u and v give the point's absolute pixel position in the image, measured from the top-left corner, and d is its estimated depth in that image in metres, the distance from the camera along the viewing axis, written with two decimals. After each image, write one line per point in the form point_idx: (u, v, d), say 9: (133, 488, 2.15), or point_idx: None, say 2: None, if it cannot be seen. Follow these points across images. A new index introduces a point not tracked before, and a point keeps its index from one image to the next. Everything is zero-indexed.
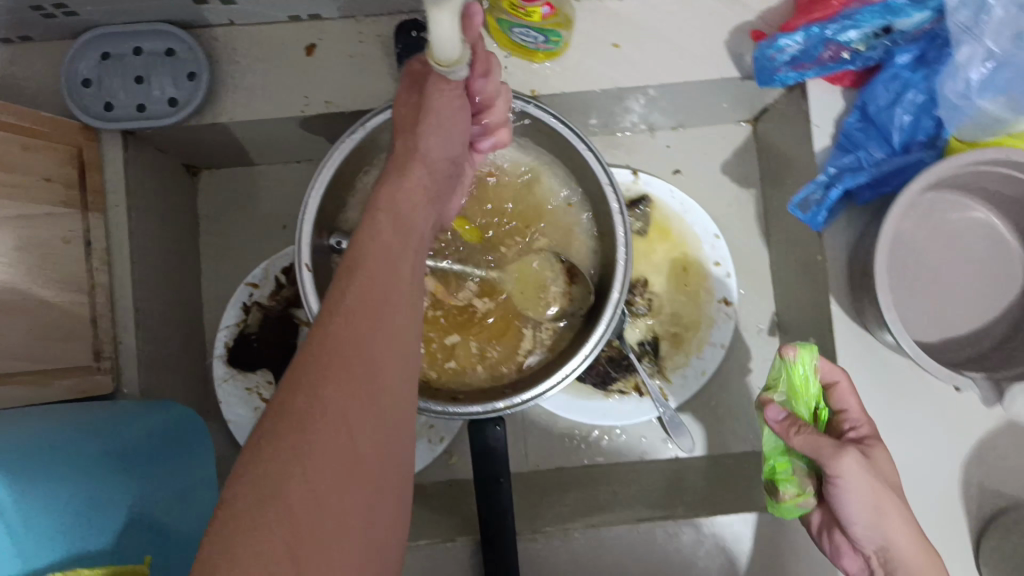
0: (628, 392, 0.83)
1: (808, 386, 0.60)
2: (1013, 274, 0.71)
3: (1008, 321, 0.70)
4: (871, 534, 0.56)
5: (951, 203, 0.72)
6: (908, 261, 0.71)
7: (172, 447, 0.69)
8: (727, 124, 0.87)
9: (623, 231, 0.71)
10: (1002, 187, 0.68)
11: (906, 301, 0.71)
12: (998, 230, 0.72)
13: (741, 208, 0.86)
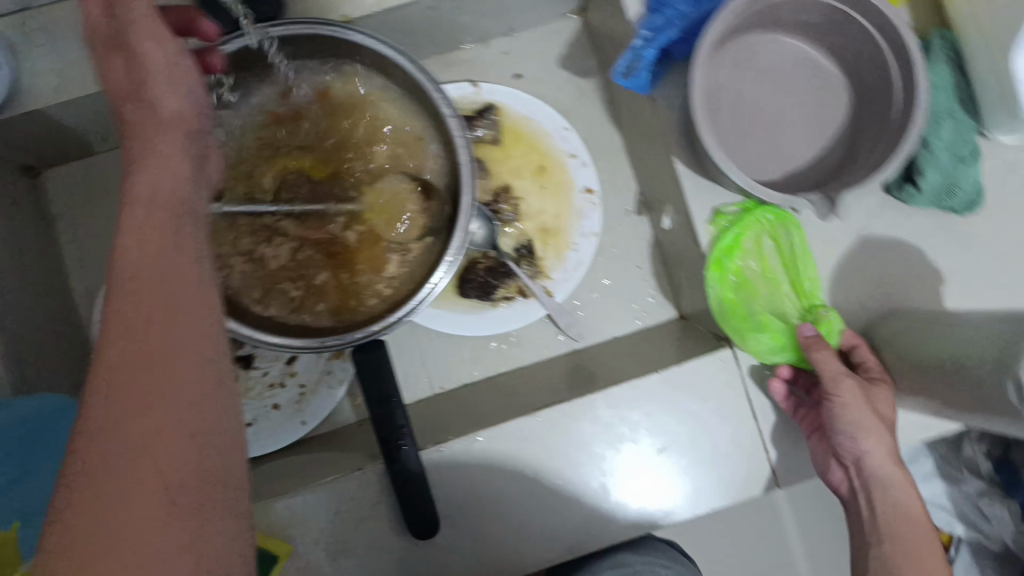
0: (512, 298, 0.84)
1: (783, 242, 0.74)
2: (833, 97, 0.74)
3: (840, 143, 0.73)
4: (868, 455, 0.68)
5: (762, 42, 0.75)
6: (733, 106, 0.74)
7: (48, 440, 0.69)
8: (556, 20, 0.87)
9: (461, 135, 0.71)
10: (806, 14, 0.71)
11: (740, 144, 0.74)
12: (814, 60, 0.75)
13: (586, 100, 0.88)
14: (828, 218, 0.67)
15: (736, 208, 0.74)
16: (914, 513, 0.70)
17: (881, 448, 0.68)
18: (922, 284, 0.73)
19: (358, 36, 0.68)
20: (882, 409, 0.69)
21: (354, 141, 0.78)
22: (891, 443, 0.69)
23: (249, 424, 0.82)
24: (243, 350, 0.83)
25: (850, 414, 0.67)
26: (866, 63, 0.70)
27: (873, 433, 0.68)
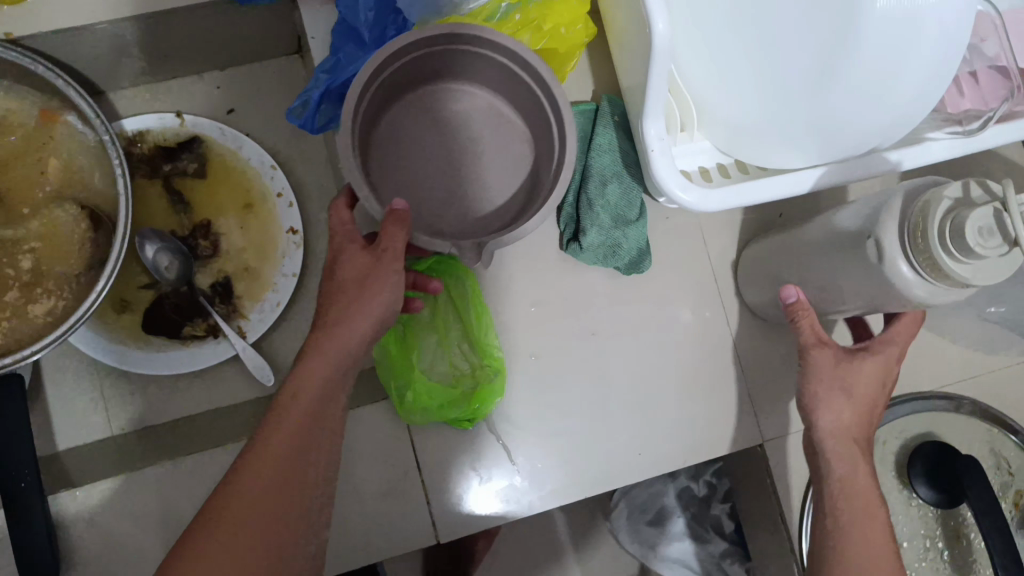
0: (201, 337, 0.80)
1: (453, 300, 0.73)
2: (521, 150, 0.75)
3: (521, 193, 0.74)
4: (829, 428, 0.63)
5: (451, 93, 0.75)
6: (418, 151, 0.74)
7: None
8: (273, 61, 0.88)
9: (125, 187, 0.68)
10: (484, 68, 0.71)
11: (419, 190, 0.73)
12: (501, 113, 0.75)
13: (304, 141, 0.87)
14: (479, 262, 0.65)
15: (411, 260, 0.73)
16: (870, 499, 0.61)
17: (846, 462, 0.63)
18: (585, 336, 0.75)
19: (16, 55, 0.65)
20: (829, 411, 0.63)
21: (28, 176, 0.74)
22: (842, 425, 0.63)
23: None
24: None
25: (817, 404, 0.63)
26: (537, 115, 0.72)
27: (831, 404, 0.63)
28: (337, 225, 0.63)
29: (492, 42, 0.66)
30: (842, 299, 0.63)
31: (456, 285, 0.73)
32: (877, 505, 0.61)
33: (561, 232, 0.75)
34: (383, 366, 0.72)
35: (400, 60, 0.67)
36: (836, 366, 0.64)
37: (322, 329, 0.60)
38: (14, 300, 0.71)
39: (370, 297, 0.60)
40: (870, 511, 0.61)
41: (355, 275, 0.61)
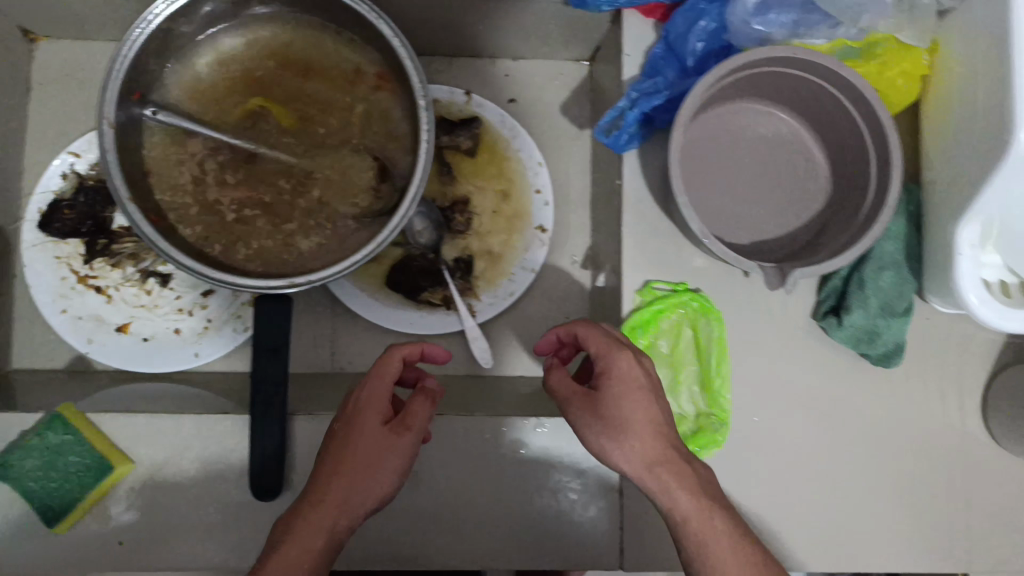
0: (436, 305, 0.84)
1: (704, 337, 0.73)
2: (805, 200, 0.74)
3: (808, 227, 0.74)
4: (632, 462, 0.57)
5: (756, 116, 0.76)
6: (714, 164, 0.75)
7: None
8: (564, 62, 0.89)
9: (428, 139, 0.72)
10: (807, 95, 0.71)
11: (711, 203, 0.74)
12: (801, 142, 0.76)
13: (569, 143, 0.88)
14: (777, 289, 0.66)
15: (666, 287, 0.73)
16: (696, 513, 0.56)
17: (679, 500, 0.56)
18: (819, 412, 0.73)
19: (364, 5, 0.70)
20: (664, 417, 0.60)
21: (334, 117, 0.79)
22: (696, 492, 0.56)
23: (145, 338, 0.82)
24: (164, 267, 0.83)
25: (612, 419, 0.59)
26: (846, 158, 0.72)
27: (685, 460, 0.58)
28: (367, 389, 0.61)
29: (829, 70, 0.66)
30: (616, 407, 0.58)
31: (710, 323, 0.73)
32: (712, 518, 0.55)
33: (818, 302, 0.74)
34: None
35: (735, 74, 0.68)
36: (617, 394, 0.59)
37: (327, 473, 0.57)
38: (294, 226, 0.76)
39: (380, 462, 0.58)
40: (686, 505, 0.56)
41: (368, 449, 0.58)
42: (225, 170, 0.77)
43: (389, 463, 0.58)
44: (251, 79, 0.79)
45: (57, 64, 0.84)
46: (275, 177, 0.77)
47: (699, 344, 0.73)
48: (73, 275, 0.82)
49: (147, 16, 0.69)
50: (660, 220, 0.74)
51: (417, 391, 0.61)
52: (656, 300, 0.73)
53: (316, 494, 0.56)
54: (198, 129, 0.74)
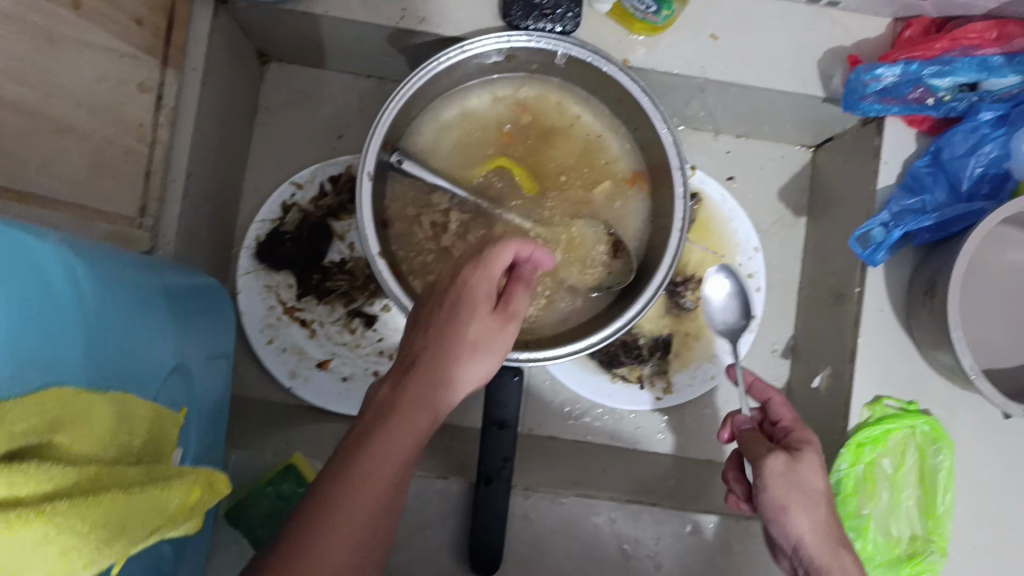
0: (630, 381, 0.83)
1: (929, 461, 0.72)
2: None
3: None
4: (778, 508, 0.58)
5: (1011, 243, 0.75)
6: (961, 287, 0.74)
7: (204, 309, 0.62)
8: (787, 145, 0.88)
9: (682, 216, 0.69)
10: None
11: None
12: None
13: (784, 229, 0.88)
14: None
15: (897, 405, 0.73)
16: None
17: (806, 520, 0.57)
18: None
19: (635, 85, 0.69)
20: (812, 476, 0.59)
21: (577, 190, 0.77)
22: (824, 517, 0.58)
23: (344, 377, 0.81)
24: (372, 309, 0.82)
25: (772, 495, 0.58)
26: None
27: (812, 497, 0.58)
28: (426, 340, 0.53)
29: None
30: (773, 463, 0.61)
31: (937, 448, 0.72)
32: (843, 552, 0.56)
33: None
34: (832, 492, 0.73)
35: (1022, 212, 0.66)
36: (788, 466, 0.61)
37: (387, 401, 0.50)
38: None
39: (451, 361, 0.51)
40: (823, 550, 0.56)
41: (479, 333, 0.52)
42: (460, 225, 0.75)
43: (395, 439, 0.48)
44: (505, 136, 0.77)
45: (288, 88, 0.85)
46: None
47: (923, 467, 0.72)
48: (280, 304, 0.81)
49: (417, 72, 0.68)
50: (898, 335, 0.73)
51: (513, 280, 0.55)
52: (883, 420, 0.72)
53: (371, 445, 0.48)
54: (445, 186, 0.73)
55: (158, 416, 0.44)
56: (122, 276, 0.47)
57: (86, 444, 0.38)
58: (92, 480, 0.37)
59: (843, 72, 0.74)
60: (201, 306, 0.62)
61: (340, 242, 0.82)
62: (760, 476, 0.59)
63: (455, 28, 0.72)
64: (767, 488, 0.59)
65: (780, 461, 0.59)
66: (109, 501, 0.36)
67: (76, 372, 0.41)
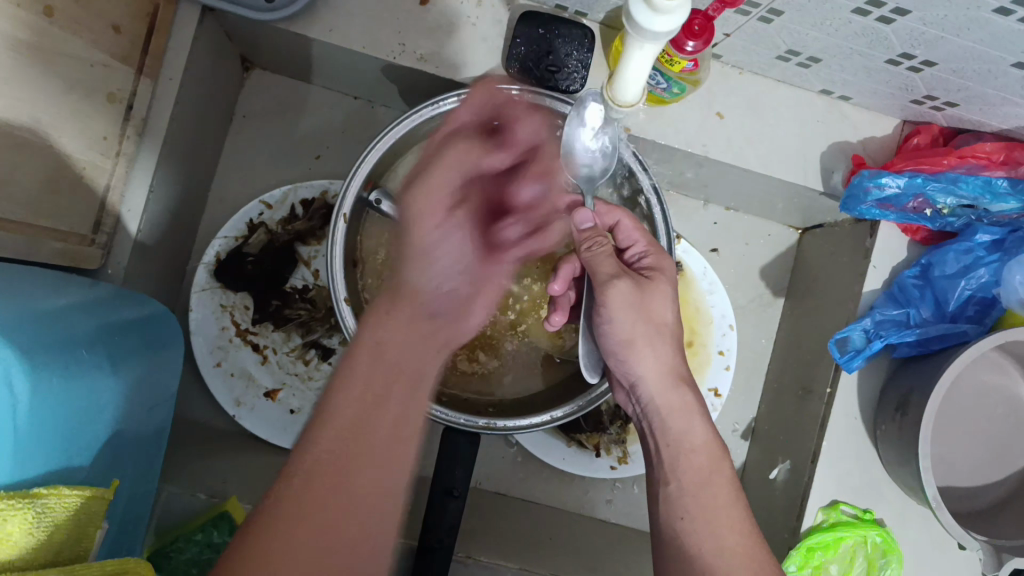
0: (586, 447, 0.81)
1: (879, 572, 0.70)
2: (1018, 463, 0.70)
3: None
4: (614, 339, 0.57)
5: None
6: None
7: (149, 341, 0.57)
8: (774, 224, 0.87)
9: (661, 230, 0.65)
10: None
11: None
12: None
13: (759, 309, 0.87)
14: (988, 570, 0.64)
15: (852, 511, 0.71)
16: (705, 445, 0.55)
17: (653, 363, 0.56)
18: None
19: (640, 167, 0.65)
20: (658, 311, 0.57)
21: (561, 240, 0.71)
22: (670, 362, 0.57)
23: (291, 410, 0.76)
24: (330, 342, 0.78)
25: (616, 329, 0.56)
26: None
27: (652, 337, 0.56)
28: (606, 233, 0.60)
29: None
30: (619, 316, 0.56)
31: (888, 561, 0.70)
32: (680, 391, 0.57)
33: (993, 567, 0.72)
34: None
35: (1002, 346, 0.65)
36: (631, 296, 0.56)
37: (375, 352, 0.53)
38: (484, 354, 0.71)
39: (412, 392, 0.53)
40: (661, 394, 0.57)
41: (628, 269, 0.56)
42: None
43: (405, 451, 0.50)
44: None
45: (267, 97, 0.80)
46: None
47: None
48: (233, 327, 0.76)
49: (408, 115, 0.64)
50: (863, 444, 0.72)
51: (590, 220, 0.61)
52: (841, 529, 0.69)
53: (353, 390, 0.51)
54: None
55: (85, 500, 0.40)
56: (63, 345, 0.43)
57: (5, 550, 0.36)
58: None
59: (845, 169, 0.72)
60: (153, 340, 0.57)
61: (304, 267, 0.78)
62: (600, 300, 0.56)
63: (455, 72, 0.69)
64: (611, 324, 0.56)
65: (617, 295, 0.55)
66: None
67: (8, 463, 0.39)
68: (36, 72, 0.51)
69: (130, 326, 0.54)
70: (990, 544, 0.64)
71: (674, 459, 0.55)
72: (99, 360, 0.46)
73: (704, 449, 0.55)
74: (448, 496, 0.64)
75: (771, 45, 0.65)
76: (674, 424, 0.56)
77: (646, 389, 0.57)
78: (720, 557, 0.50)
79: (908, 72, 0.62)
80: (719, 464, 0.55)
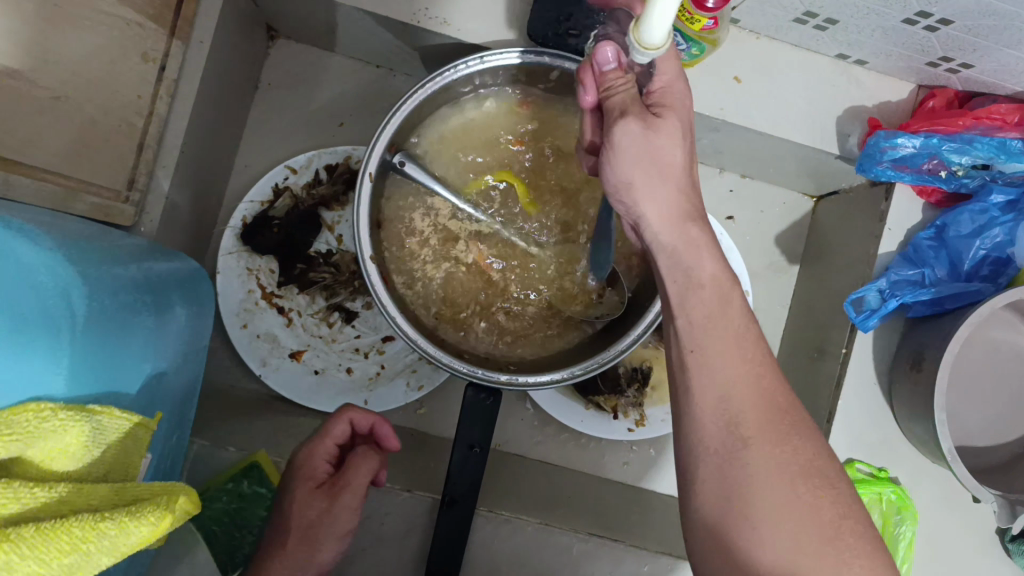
0: (603, 409, 0.82)
1: (894, 534, 0.71)
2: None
3: None
4: (619, 184, 0.51)
5: None
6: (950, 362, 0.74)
7: (186, 293, 0.58)
8: (789, 192, 0.88)
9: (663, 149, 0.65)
10: None
11: None
12: None
13: (773, 275, 0.88)
14: (1002, 524, 0.65)
15: (867, 470, 0.72)
16: (715, 279, 0.50)
17: (655, 201, 0.50)
18: None
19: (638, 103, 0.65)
20: (666, 150, 0.49)
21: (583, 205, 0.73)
22: (678, 200, 0.50)
23: (316, 371, 0.78)
24: (353, 305, 0.80)
25: (618, 169, 0.50)
26: None
27: (652, 182, 0.49)
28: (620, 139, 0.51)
29: None
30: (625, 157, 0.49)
31: (901, 521, 0.71)
32: (687, 229, 0.50)
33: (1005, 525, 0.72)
34: None
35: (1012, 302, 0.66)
36: (645, 136, 0.49)
37: (323, 503, 0.60)
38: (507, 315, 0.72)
39: (329, 539, 0.60)
40: (665, 231, 0.50)
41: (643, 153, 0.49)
42: (456, 237, 0.72)
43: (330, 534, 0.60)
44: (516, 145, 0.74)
45: (291, 66, 0.82)
46: (500, 257, 0.73)
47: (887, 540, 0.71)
48: (259, 290, 0.78)
49: (432, 77, 0.66)
50: (877, 403, 0.73)
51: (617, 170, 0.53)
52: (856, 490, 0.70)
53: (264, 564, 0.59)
54: (443, 192, 0.69)
55: (132, 425, 0.41)
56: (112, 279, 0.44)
57: (61, 464, 0.37)
58: (62, 508, 0.36)
59: (860, 132, 0.73)
60: (187, 296, 0.58)
61: (327, 232, 0.80)
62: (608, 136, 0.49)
63: (477, 38, 0.70)
64: (614, 165, 0.50)
65: (625, 135, 0.48)
66: (68, 537, 0.35)
67: (57, 380, 0.40)
68: (73, 27, 0.53)
69: (171, 277, 0.55)
70: (1004, 498, 0.65)
71: (687, 290, 0.50)
72: (144, 299, 0.47)
73: (713, 284, 0.50)
74: (468, 450, 0.66)
75: (788, 7, 0.66)
76: (682, 257, 0.50)
77: (655, 228, 0.51)
78: (726, 380, 0.48)
79: (923, 32, 0.63)
80: (734, 296, 0.50)
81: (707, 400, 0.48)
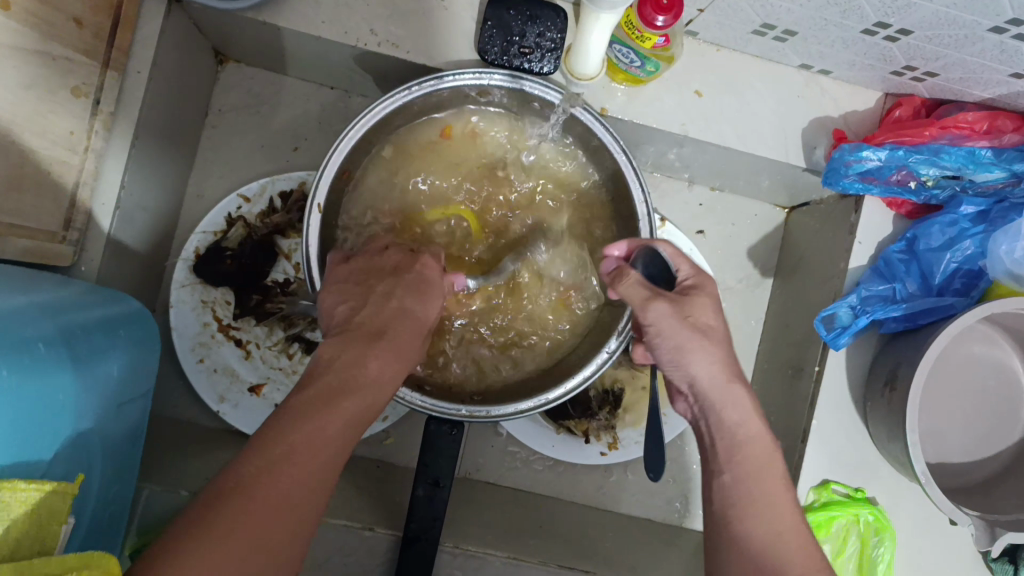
0: (574, 434, 0.80)
1: (872, 555, 0.70)
2: (1007, 435, 0.69)
3: None
4: (664, 346, 0.53)
5: None
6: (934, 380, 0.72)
7: (127, 337, 0.55)
8: (761, 203, 0.86)
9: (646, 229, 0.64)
10: None
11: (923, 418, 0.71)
12: None
13: (746, 290, 0.86)
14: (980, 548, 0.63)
15: (844, 491, 0.70)
16: (763, 440, 0.52)
17: (705, 365, 0.53)
18: None
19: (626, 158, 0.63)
20: (701, 318, 0.53)
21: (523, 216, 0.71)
22: (727, 365, 0.53)
23: (276, 404, 0.76)
24: (313, 335, 0.77)
25: (661, 343, 0.53)
26: None
27: (687, 349, 0.52)
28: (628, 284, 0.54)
29: None
30: (665, 336, 0.53)
31: (880, 542, 0.69)
32: (733, 390, 0.52)
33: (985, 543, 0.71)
34: None
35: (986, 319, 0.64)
36: (678, 320, 0.52)
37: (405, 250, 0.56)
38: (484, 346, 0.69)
39: (431, 295, 0.54)
40: (719, 398, 0.52)
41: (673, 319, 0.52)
42: None
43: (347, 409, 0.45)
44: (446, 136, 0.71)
45: (242, 90, 0.79)
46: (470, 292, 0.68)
47: (867, 561, 0.70)
48: (215, 322, 0.76)
49: (380, 102, 0.63)
50: (853, 423, 0.71)
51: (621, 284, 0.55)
52: (829, 513, 0.69)
53: (366, 294, 0.52)
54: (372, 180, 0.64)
55: (43, 494, 0.40)
56: (21, 340, 0.42)
57: None
58: None
59: (826, 144, 0.71)
60: (130, 339, 0.56)
61: (285, 261, 0.78)
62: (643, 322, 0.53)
63: (427, 58, 0.68)
64: (655, 334, 0.53)
65: (661, 310, 0.52)
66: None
67: None
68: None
69: (108, 323, 0.53)
70: (983, 520, 0.63)
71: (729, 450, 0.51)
72: (64, 356, 0.45)
73: (761, 442, 0.52)
74: (433, 487, 0.64)
75: (746, 20, 0.64)
76: (728, 418, 0.52)
77: (707, 388, 0.53)
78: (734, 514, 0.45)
79: (883, 42, 0.61)
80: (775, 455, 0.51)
81: (751, 535, 0.48)
